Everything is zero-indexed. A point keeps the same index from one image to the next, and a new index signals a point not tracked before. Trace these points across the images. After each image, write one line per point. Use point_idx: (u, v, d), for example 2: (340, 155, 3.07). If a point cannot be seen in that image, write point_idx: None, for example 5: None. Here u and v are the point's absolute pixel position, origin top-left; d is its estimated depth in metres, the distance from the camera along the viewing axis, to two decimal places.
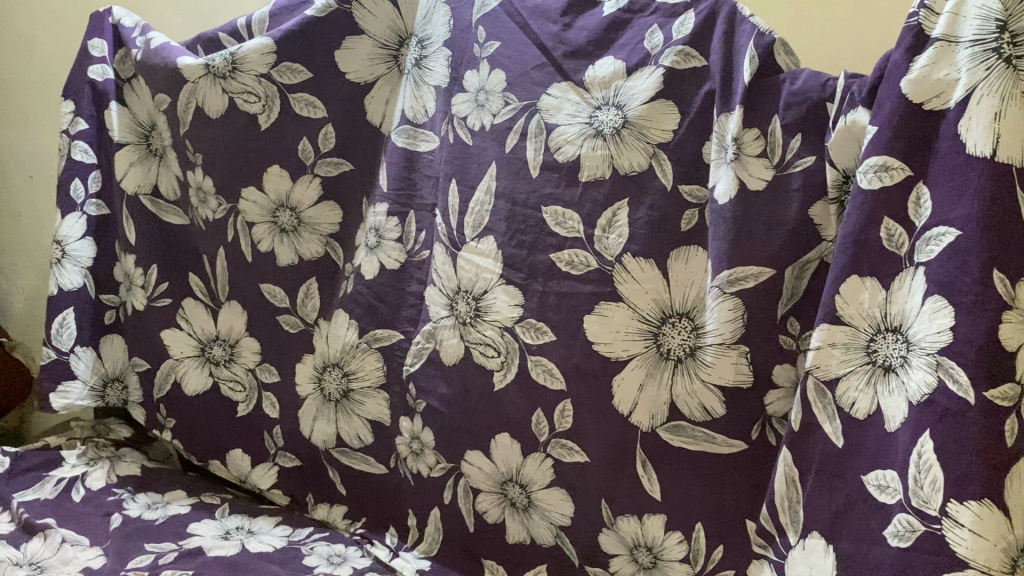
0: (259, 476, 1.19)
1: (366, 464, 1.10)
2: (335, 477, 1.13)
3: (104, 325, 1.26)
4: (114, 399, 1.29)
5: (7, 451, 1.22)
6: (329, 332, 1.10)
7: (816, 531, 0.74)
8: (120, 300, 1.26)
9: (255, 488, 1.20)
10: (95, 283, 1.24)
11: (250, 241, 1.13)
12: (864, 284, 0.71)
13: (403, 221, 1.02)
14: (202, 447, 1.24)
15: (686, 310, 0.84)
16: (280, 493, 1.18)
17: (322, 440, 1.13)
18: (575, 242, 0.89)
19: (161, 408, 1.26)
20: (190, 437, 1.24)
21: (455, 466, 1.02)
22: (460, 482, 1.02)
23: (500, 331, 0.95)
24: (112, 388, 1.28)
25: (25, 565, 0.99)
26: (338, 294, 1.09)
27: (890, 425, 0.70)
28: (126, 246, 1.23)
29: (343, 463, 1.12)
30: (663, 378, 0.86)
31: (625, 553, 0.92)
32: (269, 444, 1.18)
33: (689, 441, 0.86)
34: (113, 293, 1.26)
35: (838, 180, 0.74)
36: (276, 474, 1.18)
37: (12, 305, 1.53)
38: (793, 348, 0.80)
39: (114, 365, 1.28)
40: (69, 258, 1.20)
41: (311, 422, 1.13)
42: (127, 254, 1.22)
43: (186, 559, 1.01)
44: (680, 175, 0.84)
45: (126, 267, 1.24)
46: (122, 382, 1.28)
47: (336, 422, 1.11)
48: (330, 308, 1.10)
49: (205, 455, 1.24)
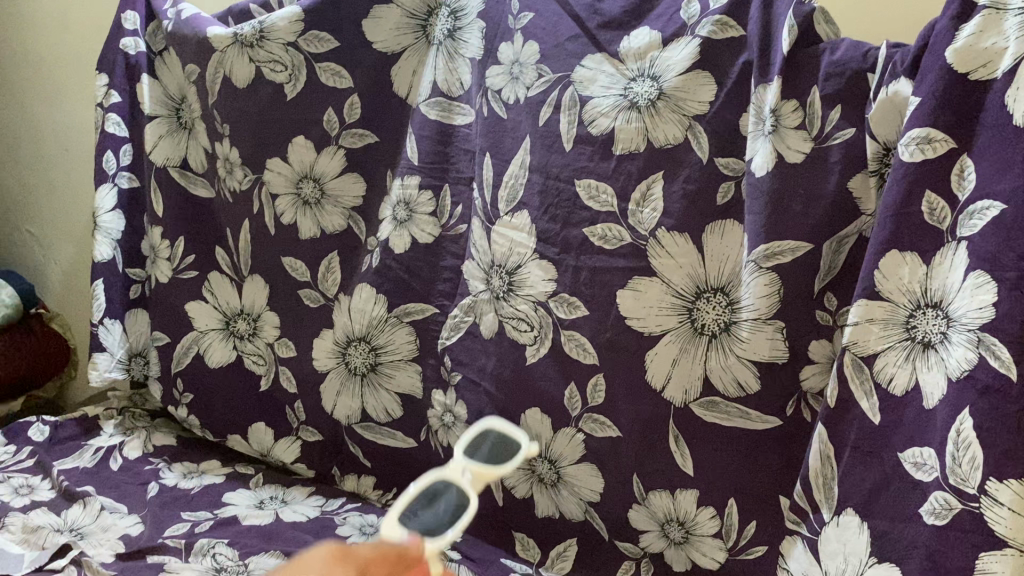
0: (282, 449, 1.20)
1: (390, 439, 1.11)
2: (358, 452, 1.14)
3: (130, 299, 1.28)
4: (138, 374, 1.32)
5: (47, 420, 1.25)
6: (354, 306, 1.09)
7: (850, 509, 0.74)
8: (145, 274, 1.28)
9: (279, 462, 1.21)
10: (123, 256, 1.26)
11: (273, 214, 1.13)
12: (904, 259, 0.70)
13: (438, 196, 1.02)
14: (223, 422, 1.24)
15: (721, 285, 0.84)
16: (304, 466, 1.19)
17: (346, 415, 1.13)
18: (609, 217, 0.88)
19: (179, 382, 1.27)
20: (207, 410, 1.25)
21: None
22: (489, 456, 1.03)
23: (533, 305, 0.94)
24: (136, 362, 1.31)
25: (67, 531, 1.01)
26: (362, 268, 1.08)
27: (928, 402, 0.69)
28: (153, 218, 1.23)
29: (367, 439, 1.13)
30: (697, 353, 0.85)
31: (655, 529, 0.92)
32: (291, 418, 1.19)
33: (722, 417, 0.85)
34: (139, 268, 1.28)
35: (878, 153, 0.73)
36: (299, 447, 1.19)
37: (48, 278, 1.56)
38: (830, 324, 0.78)
39: (139, 340, 1.30)
40: (102, 231, 1.22)
41: (334, 397, 1.13)
42: (154, 227, 1.23)
43: (221, 527, 1.03)
44: (715, 147, 0.82)
45: (152, 240, 1.24)
46: (145, 357, 1.31)
47: (361, 397, 1.11)
48: (352, 283, 1.09)
49: (223, 430, 1.25)
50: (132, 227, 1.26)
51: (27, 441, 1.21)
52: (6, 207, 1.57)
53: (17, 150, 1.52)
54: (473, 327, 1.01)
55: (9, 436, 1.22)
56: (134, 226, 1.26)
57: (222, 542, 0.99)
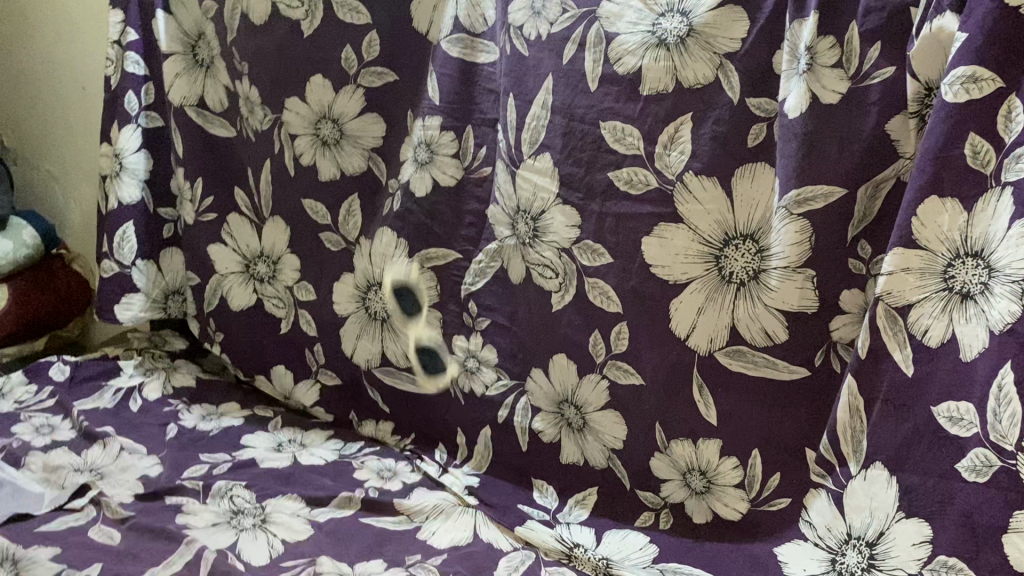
0: (302, 394, 1.21)
1: (410, 384, 1.10)
2: (376, 396, 1.14)
3: (163, 239, 1.28)
4: (176, 311, 1.32)
5: (67, 359, 1.25)
6: (375, 250, 1.07)
7: (879, 463, 0.72)
8: (177, 214, 1.27)
9: (299, 405, 1.22)
10: (151, 196, 1.25)
11: (293, 155, 1.11)
12: (945, 206, 0.66)
13: (460, 137, 0.98)
14: (249, 362, 1.25)
15: (750, 232, 0.80)
16: (322, 411, 1.20)
17: (365, 359, 1.13)
18: (635, 160, 0.85)
19: (212, 322, 1.27)
20: (235, 351, 1.26)
21: (518, 384, 1.01)
22: (523, 401, 1.01)
23: (558, 252, 0.92)
24: (173, 300, 1.32)
25: (86, 471, 1.01)
26: (382, 212, 1.06)
27: (967, 355, 0.67)
28: (177, 159, 1.21)
29: (386, 383, 1.12)
30: (725, 301, 0.83)
31: (677, 478, 0.91)
32: (311, 362, 1.19)
33: (749, 366, 0.83)
34: (170, 207, 1.27)
35: (919, 94, 0.68)
36: (318, 391, 1.19)
37: (68, 216, 1.55)
38: (863, 273, 0.75)
39: (176, 277, 1.30)
40: (127, 171, 1.20)
41: (354, 341, 1.13)
42: (179, 168, 1.22)
43: (239, 470, 1.03)
44: (747, 87, 0.78)
45: (179, 181, 1.23)
46: (183, 295, 1.32)
47: (382, 342, 1.10)
48: (374, 228, 1.07)
49: (251, 370, 1.25)
50: (158, 165, 1.24)
51: (48, 380, 1.22)
52: (25, 144, 1.55)
53: (34, 87, 1.49)
54: (500, 272, 0.99)
55: (31, 374, 1.22)
56: (161, 166, 1.25)
57: (240, 484, 0.99)
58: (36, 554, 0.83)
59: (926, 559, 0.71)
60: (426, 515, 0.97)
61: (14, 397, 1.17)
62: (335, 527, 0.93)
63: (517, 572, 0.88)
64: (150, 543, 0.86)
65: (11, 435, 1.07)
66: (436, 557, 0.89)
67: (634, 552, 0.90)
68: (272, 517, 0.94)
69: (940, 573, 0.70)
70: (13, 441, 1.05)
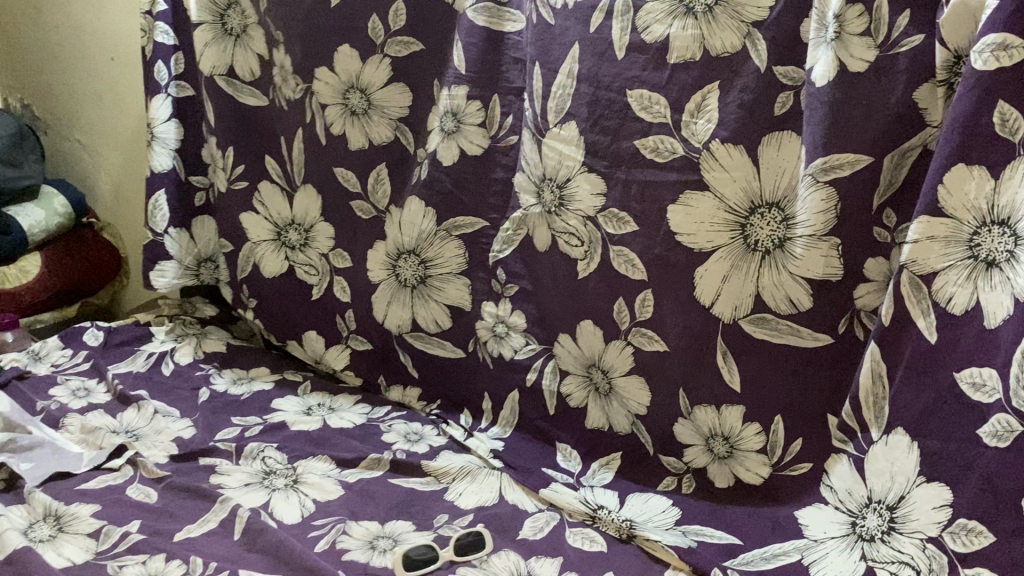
0: (333, 357, 1.23)
1: (440, 349, 1.12)
2: (406, 360, 1.16)
3: (194, 208, 1.30)
4: (208, 279, 1.34)
5: (100, 325, 1.27)
6: (403, 218, 1.08)
7: (900, 428, 0.74)
8: (209, 182, 1.29)
9: (330, 369, 1.24)
10: (183, 165, 1.26)
11: (324, 125, 1.12)
12: (971, 174, 0.66)
13: (487, 106, 0.98)
14: (282, 328, 1.27)
15: (776, 200, 0.80)
16: (352, 374, 1.22)
17: (397, 325, 1.14)
18: (661, 128, 0.85)
19: (245, 288, 1.30)
20: (269, 317, 1.28)
21: (548, 348, 1.02)
22: (552, 365, 1.02)
23: (583, 220, 0.93)
24: (207, 266, 1.34)
25: (122, 432, 1.03)
26: (412, 180, 1.07)
27: (991, 322, 0.68)
28: (211, 128, 1.24)
29: (416, 348, 1.14)
30: (750, 270, 0.83)
31: (699, 443, 0.92)
32: (342, 327, 1.21)
33: (773, 334, 0.83)
34: (202, 175, 1.28)
35: (948, 62, 0.68)
36: (349, 355, 1.21)
37: (98, 186, 1.57)
38: (888, 241, 0.75)
39: (207, 245, 1.32)
40: (159, 140, 1.21)
41: (386, 307, 1.14)
42: (212, 137, 1.24)
43: (271, 433, 1.05)
44: (774, 56, 0.78)
45: (212, 149, 1.25)
46: (215, 262, 1.34)
47: (412, 307, 1.12)
48: (404, 197, 1.08)
49: (284, 335, 1.28)
50: (189, 134, 1.25)
51: (83, 344, 1.24)
52: (56, 114, 1.57)
53: (63, 58, 1.51)
54: (526, 240, 1.00)
55: (65, 339, 1.24)
56: (191, 133, 1.26)
57: (271, 446, 1.02)
58: (78, 509, 0.86)
59: (946, 522, 0.72)
60: (453, 477, 0.99)
61: (51, 360, 1.20)
62: (364, 487, 0.96)
63: (541, 532, 0.90)
64: (185, 501, 0.89)
65: (49, 397, 1.09)
66: (463, 518, 0.91)
67: (656, 514, 0.91)
68: (304, 477, 0.96)
69: (959, 535, 0.71)
70: (51, 403, 1.08)
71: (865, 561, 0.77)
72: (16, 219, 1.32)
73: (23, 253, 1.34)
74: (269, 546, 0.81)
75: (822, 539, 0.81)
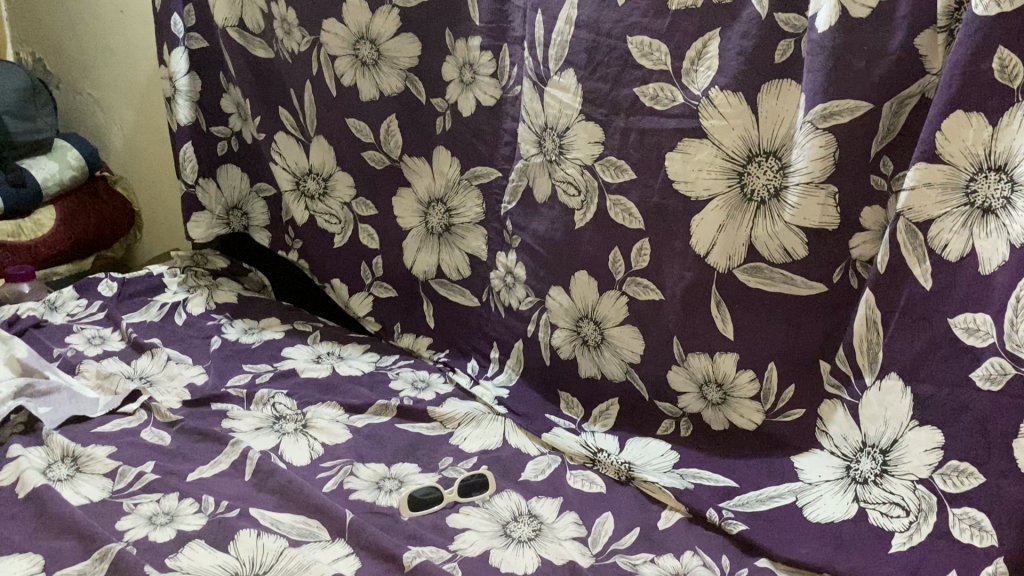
0: (357, 305, 1.25)
1: (461, 296, 1.13)
2: (427, 310, 1.18)
3: (217, 156, 1.32)
4: (238, 226, 1.37)
5: (115, 276, 1.30)
6: (436, 165, 1.09)
7: (894, 373, 0.75)
8: (231, 131, 1.30)
9: (354, 316, 1.26)
10: (205, 116, 1.29)
11: (333, 76, 1.13)
12: (970, 121, 0.66)
13: (502, 57, 0.98)
14: (321, 270, 1.28)
15: (773, 148, 0.81)
16: (373, 321, 1.24)
17: (423, 271, 1.16)
18: (661, 75, 0.85)
19: (289, 230, 1.30)
20: (313, 260, 1.29)
21: (540, 301, 1.04)
22: (545, 318, 1.04)
23: (580, 168, 0.94)
24: (235, 215, 1.36)
25: (137, 378, 1.06)
26: (434, 132, 1.08)
27: (986, 269, 0.68)
28: (230, 78, 1.25)
29: (441, 295, 1.15)
30: (744, 219, 0.84)
31: (693, 390, 0.94)
32: (366, 274, 1.23)
33: (766, 282, 0.84)
34: (223, 125, 1.30)
35: (949, 7, 0.67)
36: (372, 302, 1.24)
37: (113, 141, 1.59)
38: (885, 189, 0.76)
39: (234, 193, 1.34)
40: (180, 94, 1.24)
41: (415, 253, 1.16)
42: (234, 85, 1.26)
43: (281, 379, 1.08)
44: (775, 1, 0.77)
45: (235, 99, 1.27)
46: (243, 211, 1.36)
47: (440, 254, 1.13)
48: (425, 147, 1.10)
49: (326, 275, 1.28)
50: (209, 84, 1.27)
51: (97, 295, 1.27)
52: (68, 69, 1.58)
53: (71, 12, 1.51)
54: (527, 191, 1.01)
55: (81, 289, 1.27)
56: (210, 86, 1.27)
57: (280, 392, 1.04)
58: (94, 450, 0.89)
59: (937, 464, 0.73)
60: (458, 423, 1.02)
61: (67, 310, 1.23)
62: (371, 431, 0.98)
63: (543, 474, 0.93)
64: (197, 444, 0.92)
65: (66, 345, 1.13)
66: (466, 461, 0.94)
67: (655, 457, 0.94)
68: (312, 422, 0.99)
69: (950, 476, 0.72)
70: (67, 350, 1.11)
71: (858, 502, 0.79)
72: (29, 172, 1.35)
73: (37, 206, 1.37)
74: (278, 486, 0.84)
75: (817, 482, 0.83)
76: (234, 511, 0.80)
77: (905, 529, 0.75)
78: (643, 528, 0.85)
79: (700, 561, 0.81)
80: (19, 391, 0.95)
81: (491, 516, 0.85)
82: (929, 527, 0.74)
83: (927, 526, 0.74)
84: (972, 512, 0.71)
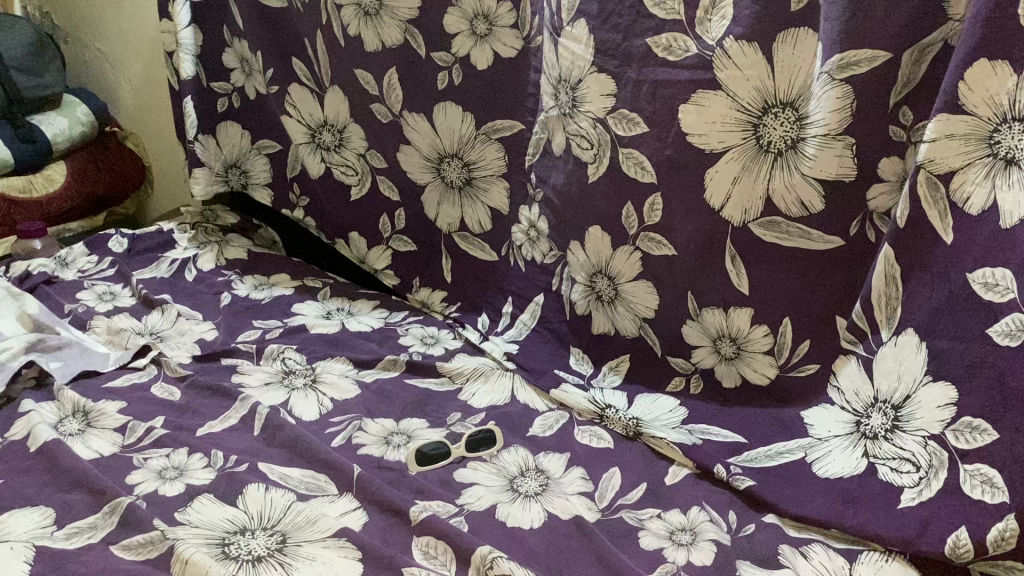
0: (375, 258, 1.25)
1: (481, 250, 1.12)
2: (445, 264, 1.17)
3: (219, 113, 1.31)
4: (236, 184, 1.36)
5: (125, 232, 1.30)
6: (442, 120, 1.08)
7: (910, 329, 0.73)
8: (232, 87, 1.29)
9: (371, 270, 1.26)
10: (204, 71, 1.28)
11: (339, 26, 1.12)
12: (994, 70, 0.64)
13: (518, 7, 0.95)
14: (332, 226, 1.28)
15: (790, 99, 0.78)
16: (392, 274, 1.23)
17: (447, 224, 1.15)
18: (674, 25, 0.83)
19: (294, 187, 1.30)
20: (322, 216, 1.29)
21: (563, 255, 1.03)
22: (566, 272, 1.03)
23: (593, 122, 0.93)
24: (234, 172, 1.36)
25: (147, 334, 1.07)
26: (438, 86, 1.06)
27: (1007, 222, 0.66)
28: (235, 31, 1.24)
29: (462, 249, 1.14)
30: (761, 171, 0.82)
31: (708, 344, 0.93)
32: (384, 228, 1.22)
33: (783, 237, 0.83)
34: (223, 81, 1.29)
35: None
36: (390, 256, 1.23)
37: (121, 95, 1.58)
38: (903, 140, 0.73)
39: (233, 151, 1.33)
40: (183, 48, 1.23)
41: (437, 207, 1.14)
42: (239, 40, 1.24)
43: (290, 335, 1.08)
44: None
45: (239, 52, 1.25)
46: (242, 168, 1.35)
47: (462, 207, 1.12)
48: (431, 100, 1.08)
49: (341, 229, 1.27)
50: (211, 39, 1.26)
51: (108, 252, 1.27)
52: (75, 24, 1.57)
53: None
54: (548, 144, 1.00)
55: (92, 246, 1.28)
56: (211, 39, 1.26)
57: (290, 347, 1.05)
58: (105, 406, 0.90)
59: (950, 420, 0.71)
60: (467, 378, 1.02)
61: (77, 267, 1.24)
62: (381, 386, 0.99)
63: (551, 430, 0.93)
64: (207, 400, 0.93)
65: (76, 301, 1.13)
66: (475, 417, 0.94)
67: (663, 413, 0.93)
68: (321, 377, 0.99)
69: (962, 433, 0.71)
70: (78, 306, 1.11)
71: (867, 457, 0.78)
72: (39, 127, 1.34)
73: (48, 161, 1.37)
74: (287, 441, 0.84)
75: (827, 437, 0.82)
76: (243, 466, 0.81)
77: (914, 484, 0.74)
78: (650, 483, 0.85)
79: (707, 517, 0.81)
80: (31, 346, 0.95)
81: (498, 472, 0.85)
82: (938, 483, 0.72)
83: (937, 481, 0.72)
84: (984, 469, 0.70)
